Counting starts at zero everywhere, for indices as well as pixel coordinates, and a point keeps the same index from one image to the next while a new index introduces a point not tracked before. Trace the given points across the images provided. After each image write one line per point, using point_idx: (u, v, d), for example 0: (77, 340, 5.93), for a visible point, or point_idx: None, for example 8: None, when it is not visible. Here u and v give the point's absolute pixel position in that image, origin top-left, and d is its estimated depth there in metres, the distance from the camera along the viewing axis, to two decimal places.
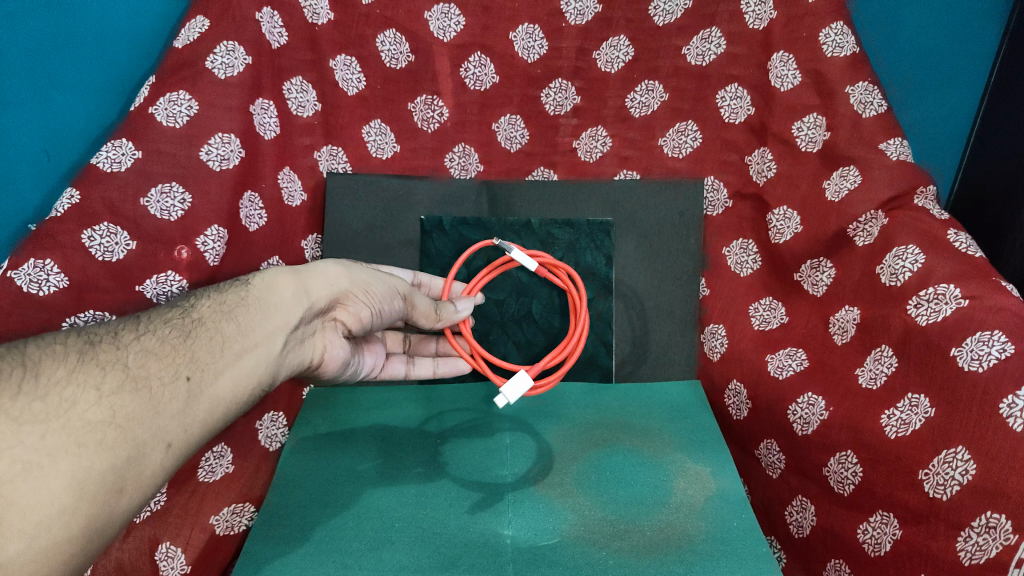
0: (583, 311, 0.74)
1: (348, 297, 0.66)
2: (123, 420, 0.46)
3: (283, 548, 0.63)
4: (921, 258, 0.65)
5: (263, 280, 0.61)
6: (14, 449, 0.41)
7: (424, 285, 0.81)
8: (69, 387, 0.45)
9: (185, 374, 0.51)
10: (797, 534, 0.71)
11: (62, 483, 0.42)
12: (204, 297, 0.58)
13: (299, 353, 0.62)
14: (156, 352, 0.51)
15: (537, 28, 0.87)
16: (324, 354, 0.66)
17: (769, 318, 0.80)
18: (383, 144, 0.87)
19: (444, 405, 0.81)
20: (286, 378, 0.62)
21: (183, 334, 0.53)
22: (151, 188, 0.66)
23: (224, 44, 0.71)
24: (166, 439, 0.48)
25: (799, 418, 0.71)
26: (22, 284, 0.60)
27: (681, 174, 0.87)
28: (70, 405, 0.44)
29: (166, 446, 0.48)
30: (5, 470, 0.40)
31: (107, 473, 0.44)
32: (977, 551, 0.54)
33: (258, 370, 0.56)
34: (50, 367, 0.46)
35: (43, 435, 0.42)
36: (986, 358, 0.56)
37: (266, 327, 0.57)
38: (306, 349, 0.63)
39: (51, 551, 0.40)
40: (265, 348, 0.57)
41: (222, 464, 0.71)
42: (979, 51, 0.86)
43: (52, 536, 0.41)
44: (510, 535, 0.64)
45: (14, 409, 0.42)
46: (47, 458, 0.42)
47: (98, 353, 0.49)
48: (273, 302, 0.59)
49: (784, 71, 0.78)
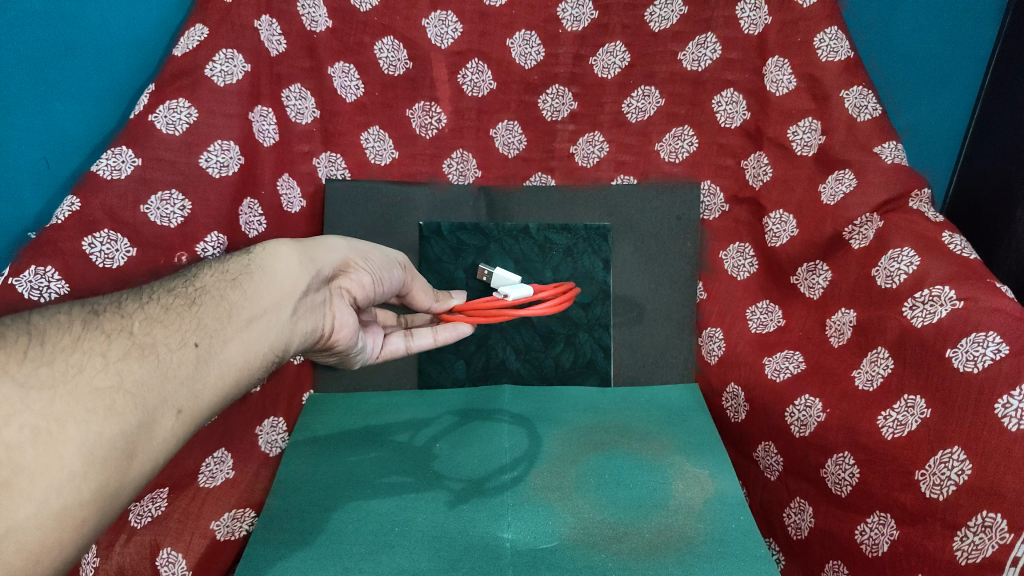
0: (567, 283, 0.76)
1: (350, 265, 0.66)
2: (130, 386, 0.45)
3: (284, 551, 0.63)
4: (916, 260, 0.65)
5: (265, 250, 0.60)
6: (21, 415, 0.40)
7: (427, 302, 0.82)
8: (75, 354, 0.45)
9: (193, 340, 0.51)
10: (795, 535, 0.71)
11: (72, 449, 0.41)
12: (205, 268, 0.58)
13: (311, 321, 0.60)
14: (161, 320, 0.51)
15: (533, 35, 0.87)
16: (336, 322, 0.64)
17: (766, 320, 0.80)
18: (382, 150, 0.88)
19: (443, 408, 0.82)
20: (299, 348, 0.60)
21: (188, 303, 0.53)
22: (150, 196, 0.67)
23: (223, 52, 0.71)
24: (176, 405, 0.48)
25: (797, 420, 0.71)
26: (23, 291, 0.59)
27: (677, 179, 0.88)
28: (76, 370, 0.44)
29: (177, 412, 0.48)
30: (14, 436, 0.39)
31: (116, 438, 0.43)
32: (973, 550, 0.54)
33: (268, 336, 0.56)
34: (56, 335, 0.46)
35: (50, 401, 0.42)
36: (982, 359, 0.57)
37: (273, 293, 0.57)
38: (318, 317, 0.61)
39: (63, 515, 0.40)
40: (274, 314, 0.56)
41: (222, 469, 0.71)
42: (973, 55, 0.87)
43: (62, 500, 0.40)
44: (510, 538, 0.64)
45: (20, 375, 0.42)
46: (55, 423, 0.41)
47: (103, 322, 0.49)
48: (277, 271, 0.58)
49: (779, 76, 0.79)
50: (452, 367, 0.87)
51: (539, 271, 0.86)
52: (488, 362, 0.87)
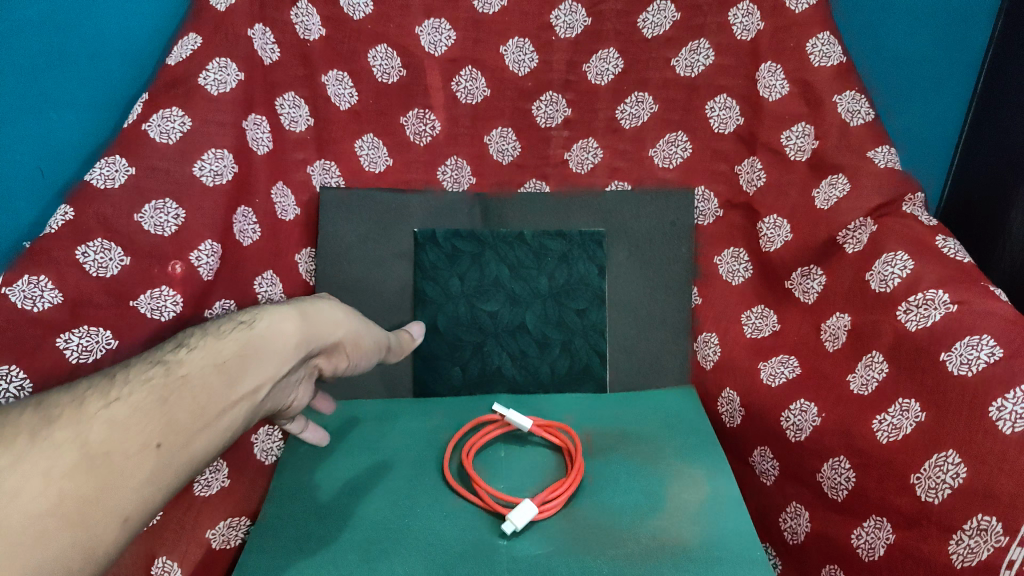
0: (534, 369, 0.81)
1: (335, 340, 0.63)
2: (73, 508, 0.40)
3: (280, 560, 0.63)
4: (910, 264, 0.66)
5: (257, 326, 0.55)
6: None
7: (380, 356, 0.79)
8: (15, 472, 0.39)
9: (156, 441, 0.45)
10: (791, 540, 0.71)
11: None
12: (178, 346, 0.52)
13: (279, 400, 0.57)
14: (119, 419, 0.45)
15: (527, 41, 0.87)
16: (302, 396, 0.62)
17: (761, 326, 0.81)
18: (375, 157, 0.88)
19: (439, 416, 0.82)
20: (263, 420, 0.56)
21: (155, 392, 0.47)
22: (144, 205, 0.66)
23: (216, 60, 0.71)
24: (124, 515, 0.43)
25: (793, 425, 0.72)
26: (16, 300, 0.58)
27: (670, 184, 0.89)
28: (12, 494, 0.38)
29: (124, 522, 0.42)
30: None
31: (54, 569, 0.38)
32: (969, 554, 0.54)
33: (234, 427, 0.51)
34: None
35: None
36: (976, 362, 0.57)
37: (250, 380, 0.52)
38: (287, 394, 0.58)
39: None
40: (246, 403, 0.51)
41: (217, 478, 0.71)
42: (966, 60, 0.87)
43: None
44: (505, 543, 0.64)
45: None
46: None
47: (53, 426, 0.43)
48: (257, 355, 0.53)
49: (772, 81, 0.79)
50: (448, 373, 0.87)
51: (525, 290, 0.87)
52: (483, 368, 0.87)
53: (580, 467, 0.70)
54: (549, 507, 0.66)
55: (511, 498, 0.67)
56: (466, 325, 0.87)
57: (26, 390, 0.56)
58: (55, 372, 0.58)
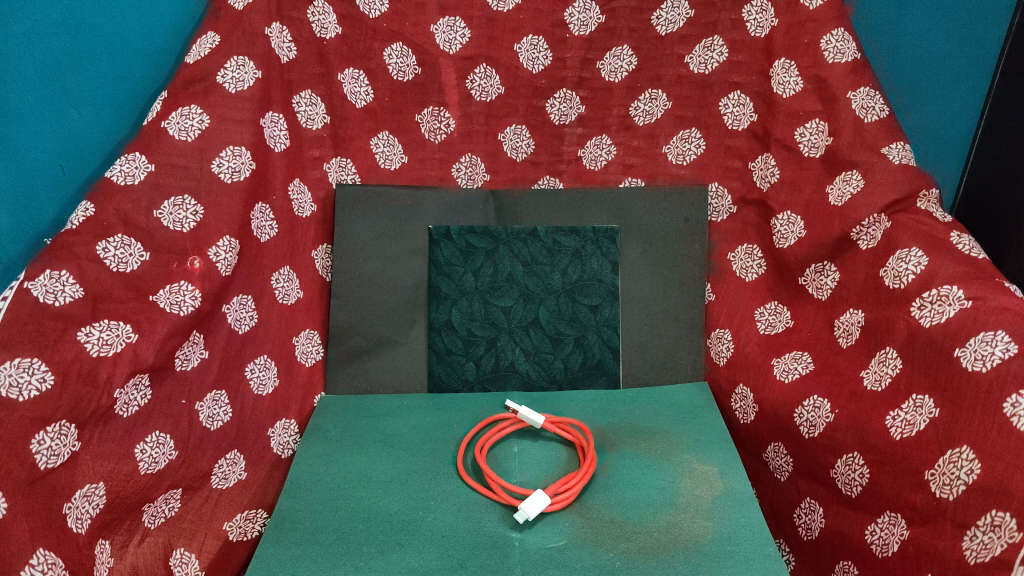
0: (507, 423, 0.78)
1: None
2: None
3: (295, 551, 0.64)
4: (924, 260, 0.66)
5: None
6: None
7: (223, 474, 0.70)
8: None
9: None
10: (805, 536, 0.72)
11: None
12: None
13: None
14: None
15: (541, 39, 0.88)
16: None
17: (774, 322, 0.81)
18: (391, 155, 0.89)
19: (454, 412, 0.83)
20: None
21: None
22: (163, 201, 0.66)
23: (234, 59, 0.71)
24: None
25: (806, 421, 0.72)
26: (38, 294, 0.56)
27: (684, 181, 0.89)
28: None
29: None
30: None
31: None
32: (982, 549, 0.53)
33: None
34: None
35: None
36: (990, 358, 0.56)
37: None
38: None
39: None
40: None
41: (163, 453, 0.64)
42: (983, 55, 0.87)
43: None
44: (519, 538, 0.65)
45: None
46: None
47: None
48: None
49: (785, 78, 0.79)
50: (462, 369, 0.87)
51: (541, 285, 0.88)
52: (497, 363, 0.88)
53: (592, 460, 0.71)
54: (562, 498, 0.67)
55: (522, 489, 0.68)
56: (480, 320, 0.87)
57: (47, 383, 0.54)
58: (75, 365, 0.56)
